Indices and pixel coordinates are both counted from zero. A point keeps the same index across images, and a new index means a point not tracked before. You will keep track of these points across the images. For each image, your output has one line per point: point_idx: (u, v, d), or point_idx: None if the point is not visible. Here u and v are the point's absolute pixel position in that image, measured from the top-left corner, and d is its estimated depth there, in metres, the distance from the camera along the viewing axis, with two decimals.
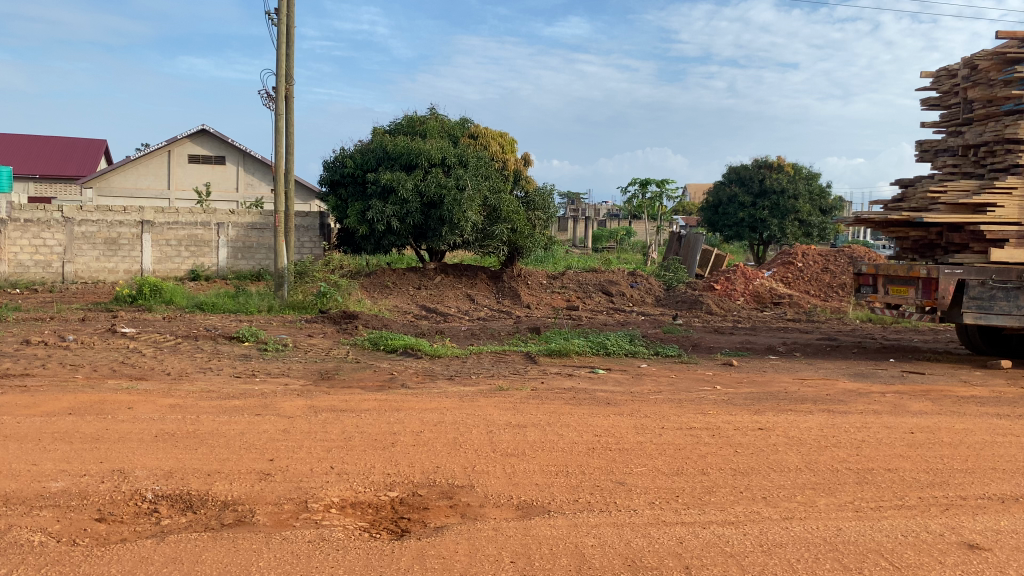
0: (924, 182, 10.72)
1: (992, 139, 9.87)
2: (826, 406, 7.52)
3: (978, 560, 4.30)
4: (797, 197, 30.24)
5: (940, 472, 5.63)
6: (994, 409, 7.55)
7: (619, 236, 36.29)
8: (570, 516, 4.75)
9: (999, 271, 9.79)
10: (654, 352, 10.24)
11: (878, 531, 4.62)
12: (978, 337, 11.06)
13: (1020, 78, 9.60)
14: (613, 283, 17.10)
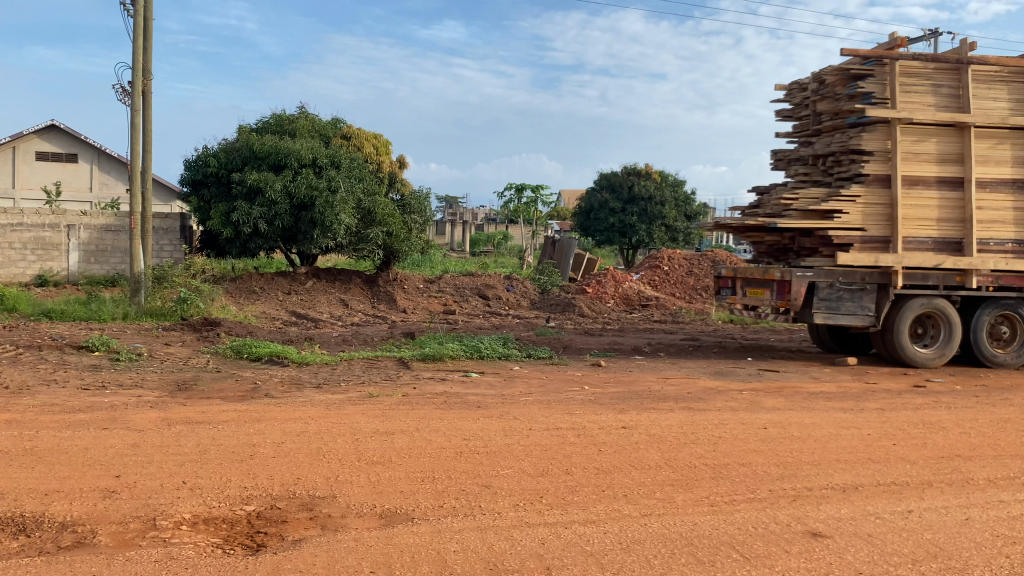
0: (778, 189, 11.32)
1: (839, 150, 10.56)
2: (688, 403, 7.79)
3: (820, 548, 4.54)
4: (664, 203, 31.38)
5: (789, 465, 5.93)
6: (839, 404, 8.03)
7: (496, 241, 36.50)
8: (433, 522, 4.69)
9: (846, 272, 10.60)
10: (526, 355, 10.32)
11: (731, 524, 4.81)
12: (826, 334, 11.79)
13: (863, 93, 10.35)
14: (490, 287, 17.17)
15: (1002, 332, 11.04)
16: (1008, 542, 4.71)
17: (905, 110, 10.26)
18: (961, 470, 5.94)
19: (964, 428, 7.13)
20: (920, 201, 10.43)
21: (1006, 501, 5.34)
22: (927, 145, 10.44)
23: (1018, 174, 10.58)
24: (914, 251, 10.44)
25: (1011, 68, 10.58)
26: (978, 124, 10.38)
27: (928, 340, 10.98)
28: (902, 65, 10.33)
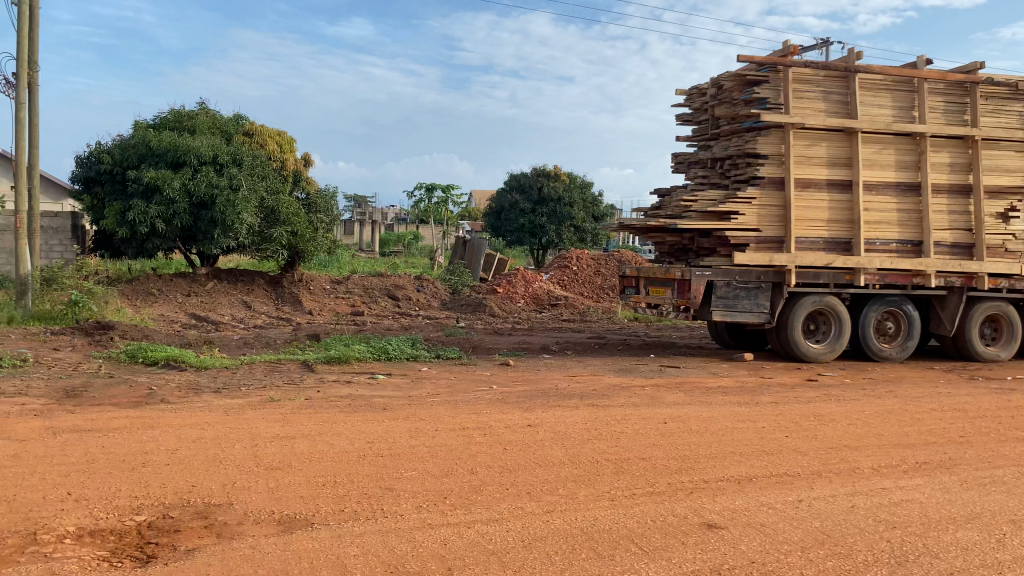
0: (679, 191, 11.64)
1: (736, 153, 10.94)
2: (592, 400, 7.91)
3: (714, 539, 4.68)
4: (573, 204, 31.82)
5: (688, 458, 6.09)
6: (737, 398, 8.29)
7: (406, 241, 36.20)
8: (333, 526, 4.61)
9: (742, 271, 10.94)
10: (434, 355, 10.27)
11: (630, 518, 4.92)
12: (725, 331, 12.18)
13: (758, 99, 10.73)
14: (399, 287, 17.02)
15: (888, 327, 11.63)
16: (888, 526, 4.97)
17: (798, 115, 10.71)
18: (847, 459, 6.23)
19: (851, 420, 7.49)
20: (811, 203, 10.91)
21: (888, 488, 5.64)
22: (818, 149, 10.93)
23: (900, 177, 11.18)
24: (807, 251, 10.90)
25: (895, 77, 11.16)
26: (865, 130, 10.92)
27: (819, 335, 11.47)
28: (795, 72, 10.77)
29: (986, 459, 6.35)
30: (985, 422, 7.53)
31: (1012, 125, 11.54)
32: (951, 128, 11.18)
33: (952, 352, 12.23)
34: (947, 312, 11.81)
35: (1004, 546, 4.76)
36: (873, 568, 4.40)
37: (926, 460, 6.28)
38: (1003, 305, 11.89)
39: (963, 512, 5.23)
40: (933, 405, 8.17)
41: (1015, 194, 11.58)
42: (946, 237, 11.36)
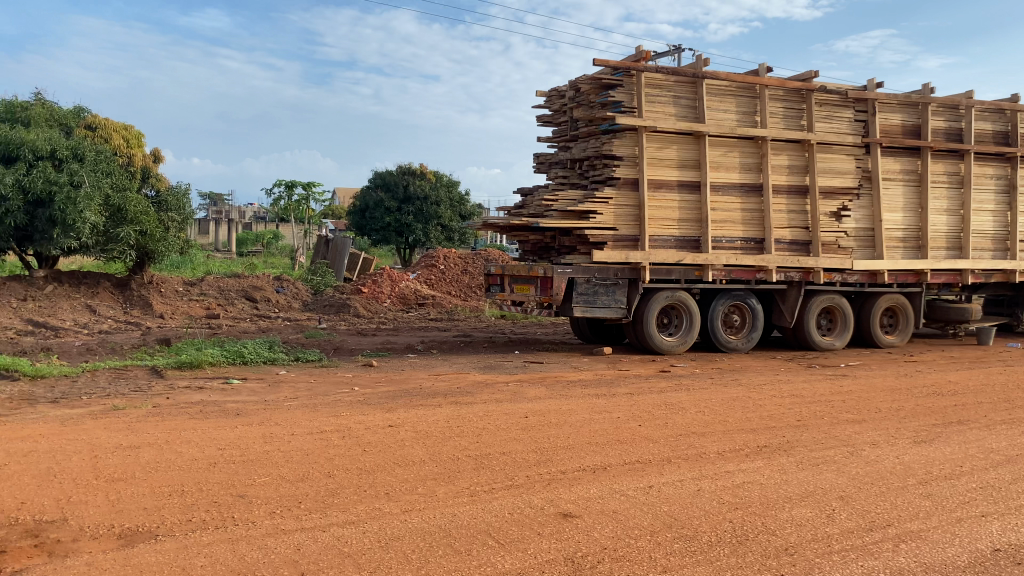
0: (540, 191, 11.90)
1: (594, 154, 11.29)
2: (454, 398, 7.94)
3: (569, 528, 4.80)
4: (439, 203, 31.84)
5: (546, 450, 6.23)
6: (595, 391, 8.54)
7: (267, 241, 35.06)
8: (179, 538, 4.40)
9: (600, 269, 11.26)
10: (293, 358, 10.02)
11: (488, 512, 4.98)
12: (586, 325, 12.61)
13: (614, 102, 11.09)
14: (258, 289, 16.50)
15: (734, 320, 12.31)
16: (731, 507, 5.26)
17: (650, 119, 11.15)
18: (695, 446, 6.55)
19: (700, 408, 7.87)
20: (663, 203, 11.41)
21: (732, 471, 5.96)
22: (669, 151, 11.43)
23: (744, 179, 11.87)
24: (660, 249, 11.38)
25: (739, 84, 11.79)
26: (712, 134, 11.51)
27: (672, 329, 12.00)
28: (647, 77, 11.19)
29: (819, 440, 6.84)
30: (820, 406, 8.09)
31: (843, 130, 12.45)
32: (789, 133, 11.95)
33: (792, 342, 13.08)
34: (788, 305, 12.60)
35: (833, 520, 5.13)
36: (717, 547, 4.64)
37: (766, 443, 6.69)
38: (836, 298, 12.82)
39: (798, 490, 5.61)
40: (775, 392, 8.71)
41: (847, 194, 12.48)
42: (785, 235, 12.15)
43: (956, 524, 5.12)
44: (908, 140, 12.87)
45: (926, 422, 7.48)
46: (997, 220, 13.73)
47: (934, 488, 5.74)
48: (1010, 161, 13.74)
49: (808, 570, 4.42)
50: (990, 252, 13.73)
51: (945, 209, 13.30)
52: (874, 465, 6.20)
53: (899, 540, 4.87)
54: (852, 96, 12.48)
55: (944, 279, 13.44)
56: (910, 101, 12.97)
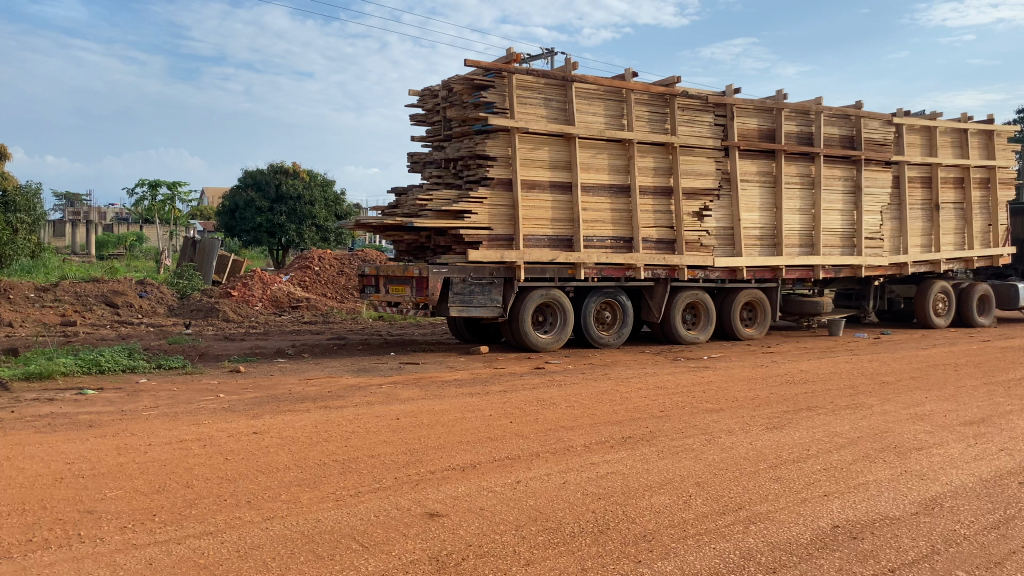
0: (414, 190, 11.85)
1: (467, 154, 11.33)
2: (324, 402, 7.80)
3: (436, 527, 4.82)
4: (314, 203, 31.23)
5: (416, 451, 6.22)
6: (469, 389, 8.59)
7: (130, 243, 33.35)
8: (17, 559, 4.14)
9: (476, 268, 11.31)
10: (155, 366, 9.59)
11: (353, 515, 4.93)
12: (462, 325, 12.65)
13: (486, 103, 11.16)
14: (119, 293, 15.67)
15: (605, 316, 12.65)
16: (595, 498, 5.41)
17: (522, 120, 11.31)
18: (563, 439, 6.70)
19: (570, 403, 8.05)
20: (536, 203, 11.60)
21: (596, 463, 6.14)
22: (541, 152, 11.62)
23: (613, 180, 12.24)
24: (534, 248, 11.56)
25: (606, 87, 12.14)
26: (581, 135, 11.80)
27: (547, 326, 12.18)
28: (518, 79, 11.33)
29: (680, 430, 7.14)
30: (682, 397, 8.45)
31: (704, 134, 13.03)
32: (654, 136, 12.41)
33: (660, 336, 13.56)
34: (655, 301, 13.07)
35: (690, 505, 5.37)
36: (579, 538, 4.76)
37: (631, 435, 6.93)
38: (700, 293, 13.39)
39: (657, 479, 5.84)
40: (641, 385, 9.02)
41: (708, 195, 13.12)
42: (652, 234, 12.62)
43: (802, 504, 5.46)
44: (764, 143, 13.59)
45: (778, 409, 7.93)
46: (844, 219, 14.71)
47: (782, 471, 6.09)
48: (855, 163, 14.74)
49: (664, 554, 4.61)
50: (838, 249, 14.70)
51: (798, 209, 14.13)
52: (729, 452, 6.52)
53: (749, 521, 5.14)
54: (712, 101, 13.08)
55: (798, 274, 14.28)
56: (765, 106, 13.71)
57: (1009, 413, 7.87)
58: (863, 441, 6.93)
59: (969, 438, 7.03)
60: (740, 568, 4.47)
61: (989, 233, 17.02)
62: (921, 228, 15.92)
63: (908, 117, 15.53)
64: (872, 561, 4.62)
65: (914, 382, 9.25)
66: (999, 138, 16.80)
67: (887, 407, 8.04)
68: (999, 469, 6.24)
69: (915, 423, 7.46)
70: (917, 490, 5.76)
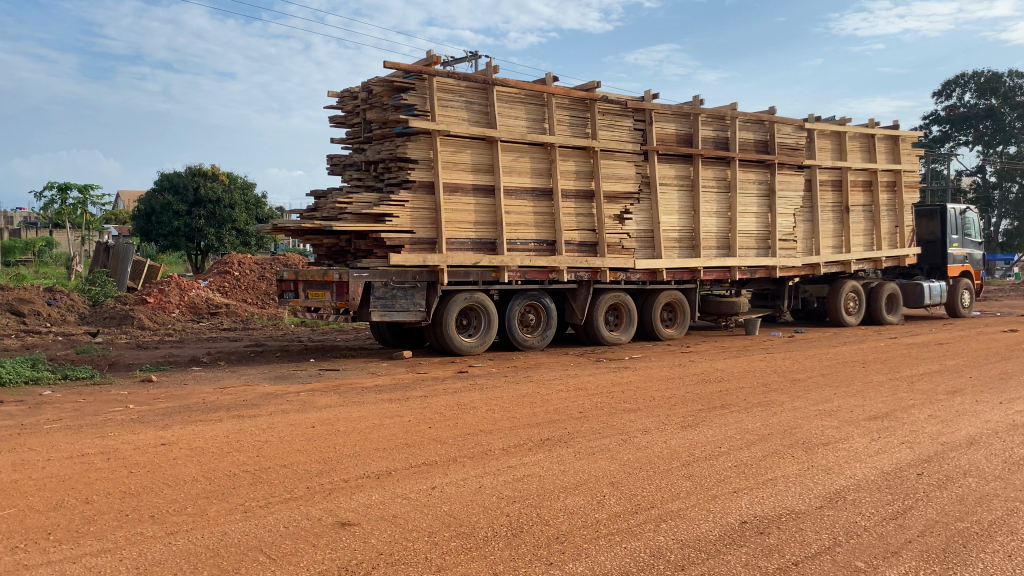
0: (334, 193, 11.69)
1: (388, 157, 11.24)
2: (237, 411, 7.62)
3: (346, 536, 4.75)
4: (234, 206, 30.54)
5: (330, 459, 6.12)
6: (388, 395, 8.51)
7: (38, 249, 31.99)
8: None
9: (398, 272, 11.20)
10: (61, 377, 9.20)
11: (261, 527, 4.82)
12: (386, 330, 12.52)
13: (407, 105, 11.07)
14: (25, 301, 14.99)
15: (529, 319, 12.71)
16: (509, 501, 5.41)
17: (443, 123, 11.27)
18: (481, 443, 6.69)
19: (490, 406, 8.05)
20: (459, 206, 11.57)
21: (513, 466, 6.15)
22: (463, 155, 11.60)
23: (535, 183, 12.31)
24: (457, 251, 11.53)
25: (528, 91, 12.21)
26: (503, 139, 11.84)
27: (471, 330, 12.14)
28: (439, 81, 11.28)
29: (597, 430, 7.21)
30: (601, 398, 8.54)
31: (624, 138, 13.24)
32: (575, 140, 12.54)
33: (583, 338, 13.69)
34: (578, 303, 13.19)
35: (603, 505, 5.42)
36: (491, 542, 4.75)
37: (549, 437, 6.96)
38: (622, 295, 13.57)
39: (572, 480, 5.88)
40: (562, 387, 9.09)
41: (628, 198, 13.34)
42: (574, 237, 12.75)
43: (712, 501, 5.57)
44: (682, 147, 13.88)
45: (694, 408, 8.09)
46: (759, 221, 15.14)
47: (695, 469, 6.21)
48: (769, 167, 15.18)
49: (576, 554, 4.63)
50: (754, 250, 15.12)
51: (715, 212, 14.49)
52: (644, 451, 6.62)
53: (660, 520, 5.21)
54: (631, 106, 13.29)
55: (716, 275, 14.63)
56: (683, 112, 13.99)
57: (910, 407, 8.20)
58: (774, 437, 7.12)
59: (873, 432, 7.30)
60: (650, 566, 4.52)
61: (895, 234, 17.74)
62: (832, 229, 16.49)
63: (819, 122, 16.06)
64: (777, 554, 4.73)
65: (823, 378, 9.57)
66: (903, 143, 17.53)
67: (797, 404, 8.29)
68: (899, 461, 6.49)
69: (823, 419, 7.70)
70: (822, 483, 5.94)
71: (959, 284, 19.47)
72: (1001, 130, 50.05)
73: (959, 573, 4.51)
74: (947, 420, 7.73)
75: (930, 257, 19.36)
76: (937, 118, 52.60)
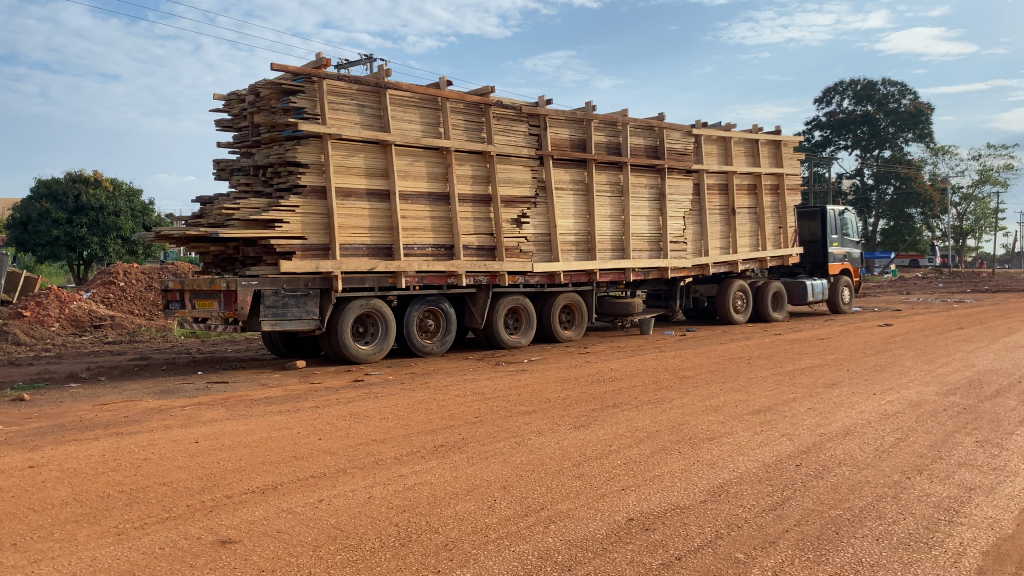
0: (221, 199, 11.33)
1: (277, 161, 10.96)
2: (116, 429, 7.27)
3: (226, 555, 4.58)
4: (118, 213, 29.26)
5: (212, 476, 5.92)
6: (278, 407, 8.30)
7: None
8: None
9: (289, 280, 10.94)
10: None
11: (134, 550, 4.60)
12: (279, 340, 12.21)
13: (296, 108, 10.84)
14: None
15: (429, 325, 12.55)
16: (398, 511, 5.34)
17: (334, 127, 11.08)
18: (373, 453, 6.60)
19: (383, 415, 7.94)
20: (353, 211, 11.41)
21: (404, 475, 6.08)
22: (356, 159, 11.45)
23: (431, 188, 12.25)
24: (351, 257, 11.36)
25: (421, 95, 12.14)
26: (397, 143, 11.74)
27: (368, 337, 11.92)
28: (329, 84, 11.09)
29: (490, 435, 7.22)
30: (496, 401, 8.56)
31: (519, 143, 13.36)
32: (470, 145, 12.57)
33: (484, 342, 13.69)
34: (478, 307, 13.17)
35: (493, 510, 5.42)
36: (377, 553, 4.66)
37: (442, 443, 6.93)
38: (521, 298, 13.64)
39: (463, 486, 5.86)
40: (458, 392, 9.07)
41: (524, 203, 13.49)
42: (472, 241, 12.77)
43: (600, 500, 5.65)
44: (576, 152, 14.12)
45: (586, 408, 8.22)
46: (651, 224, 15.55)
47: (585, 469, 6.30)
48: (660, 172, 15.61)
49: (464, 561, 4.59)
50: (647, 252, 15.50)
51: (609, 215, 14.80)
52: (536, 453, 6.68)
53: (549, 521, 5.24)
54: (526, 111, 13.42)
55: (611, 277, 14.94)
56: (576, 117, 14.23)
57: (791, 400, 8.55)
58: (662, 434, 7.29)
59: (756, 426, 7.57)
60: (537, 568, 4.53)
61: (780, 235, 18.53)
62: (720, 231, 17.09)
63: (706, 128, 16.62)
64: (661, 550, 4.82)
65: (710, 375, 9.88)
66: (786, 148, 18.30)
67: (685, 400, 8.53)
68: (780, 454, 6.74)
69: (710, 415, 7.94)
70: (706, 478, 6.11)
71: (840, 281, 20.49)
72: (877, 134, 52.94)
73: (831, 558, 4.71)
74: (825, 412, 8.10)
75: (812, 256, 20.31)
76: (819, 123, 55.21)
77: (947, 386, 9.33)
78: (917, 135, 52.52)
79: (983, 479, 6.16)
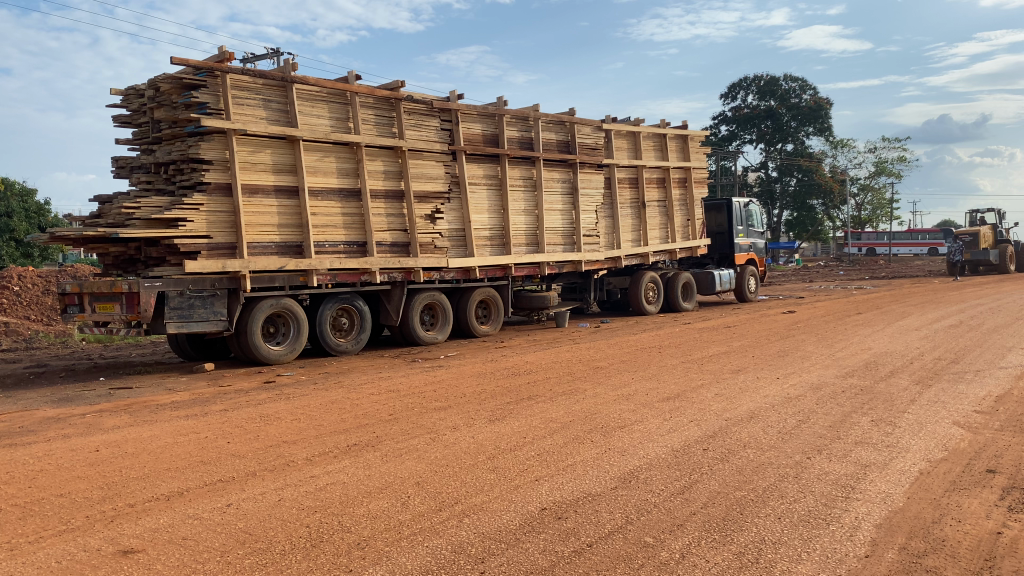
0: (120, 199, 10.89)
1: (179, 158, 10.61)
2: (9, 440, 6.94)
3: (128, 565, 4.44)
4: (11, 214, 28.63)
5: (113, 485, 5.71)
6: (185, 411, 8.05)
7: None
8: None
9: (195, 280, 10.65)
10: None
11: (29, 565, 4.41)
12: (186, 343, 11.89)
13: (198, 103, 10.50)
14: None
15: (342, 323, 12.40)
16: (310, 512, 5.27)
17: (238, 122, 10.82)
18: (284, 454, 6.50)
19: (295, 416, 7.81)
20: (260, 208, 11.15)
21: (316, 475, 6.00)
22: (263, 155, 11.20)
23: (342, 184, 12.09)
24: (259, 256, 11.12)
25: (330, 90, 11.99)
26: (305, 138, 11.54)
27: (279, 337, 11.67)
28: (232, 78, 10.83)
29: (404, 431, 7.20)
30: (411, 398, 8.55)
31: (431, 138, 13.31)
32: (381, 140, 12.45)
33: (400, 339, 13.60)
34: (393, 304, 13.07)
35: (406, 506, 5.40)
36: (287, 555, 4.59)
37: (355, 442, 6.86)
38: (436, 294, 13.61)
39: (377, 484, 5.82)
40: (372, 390, 8.98)
41: (438, 198, 13.46)
42: (385, 237, 12.67)
43: (514, 491, 5.70)
44: (488, 147, 14.17)
45: (501, 401, 8.28)
46: (564, 218, 15.74)
47: (501, 461, 6.36)
48: (571, 166, 15.81)
49: (376, 559, 4.55)
50: (560, 246, 15.68)
51: (523, 210, 14.92)
52: (451, 448, 6.69)
53: (463, 515, 5.26)
54: (437, 107, 13.38)
55: (526, 271, 15.07)
56: (488, 112, 14.28)
57: (699, 387, 8.81)
58: (575, 424, 7.40)
59: (665, 412, 7.77)
60: (450, 562, 4.53)
61: (689, 226, 19.03)
62: (631, 224, 17.43)
63: (615, 123, 16.92)
64: (572, 538, 4.90)
65: (621, 365, 10.10)
66: (693, 142, 18.76)
67: (598, 391, 8.68)
68: (687, 439, 6.93)
69: (621, 403, 8.10)
70: (618, 465, 6.25)
71: (746, 271, 21.21)
72: (780, 129, 54.80)
73: (736, 538, 4.87)
74: (731, 397, 8.38)
75: (719, 247, 20.92)
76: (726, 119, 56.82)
77: (845, 369, 9.78)
78: (817, 129, 54.59)
79: (877, 456, 6.46)
